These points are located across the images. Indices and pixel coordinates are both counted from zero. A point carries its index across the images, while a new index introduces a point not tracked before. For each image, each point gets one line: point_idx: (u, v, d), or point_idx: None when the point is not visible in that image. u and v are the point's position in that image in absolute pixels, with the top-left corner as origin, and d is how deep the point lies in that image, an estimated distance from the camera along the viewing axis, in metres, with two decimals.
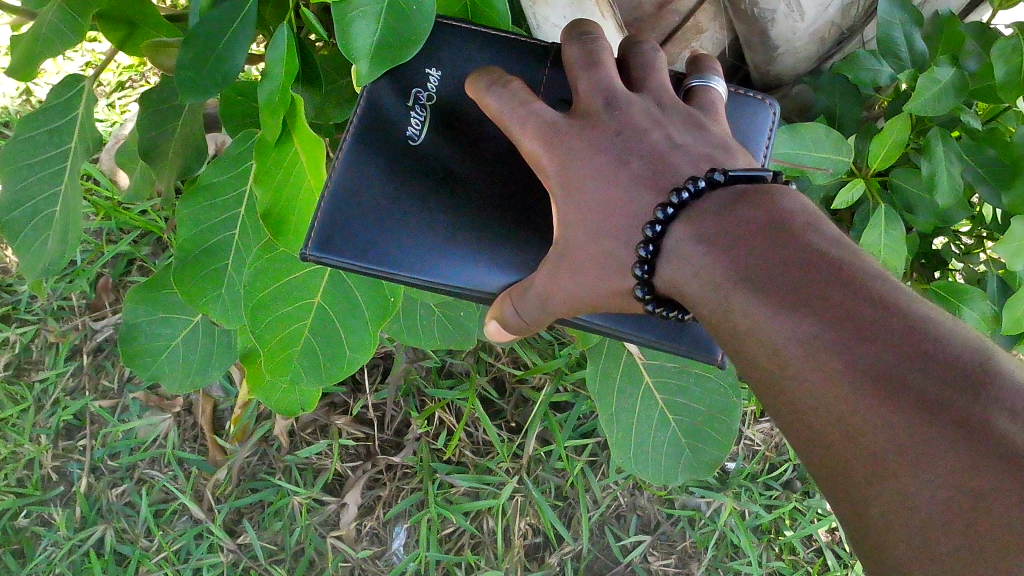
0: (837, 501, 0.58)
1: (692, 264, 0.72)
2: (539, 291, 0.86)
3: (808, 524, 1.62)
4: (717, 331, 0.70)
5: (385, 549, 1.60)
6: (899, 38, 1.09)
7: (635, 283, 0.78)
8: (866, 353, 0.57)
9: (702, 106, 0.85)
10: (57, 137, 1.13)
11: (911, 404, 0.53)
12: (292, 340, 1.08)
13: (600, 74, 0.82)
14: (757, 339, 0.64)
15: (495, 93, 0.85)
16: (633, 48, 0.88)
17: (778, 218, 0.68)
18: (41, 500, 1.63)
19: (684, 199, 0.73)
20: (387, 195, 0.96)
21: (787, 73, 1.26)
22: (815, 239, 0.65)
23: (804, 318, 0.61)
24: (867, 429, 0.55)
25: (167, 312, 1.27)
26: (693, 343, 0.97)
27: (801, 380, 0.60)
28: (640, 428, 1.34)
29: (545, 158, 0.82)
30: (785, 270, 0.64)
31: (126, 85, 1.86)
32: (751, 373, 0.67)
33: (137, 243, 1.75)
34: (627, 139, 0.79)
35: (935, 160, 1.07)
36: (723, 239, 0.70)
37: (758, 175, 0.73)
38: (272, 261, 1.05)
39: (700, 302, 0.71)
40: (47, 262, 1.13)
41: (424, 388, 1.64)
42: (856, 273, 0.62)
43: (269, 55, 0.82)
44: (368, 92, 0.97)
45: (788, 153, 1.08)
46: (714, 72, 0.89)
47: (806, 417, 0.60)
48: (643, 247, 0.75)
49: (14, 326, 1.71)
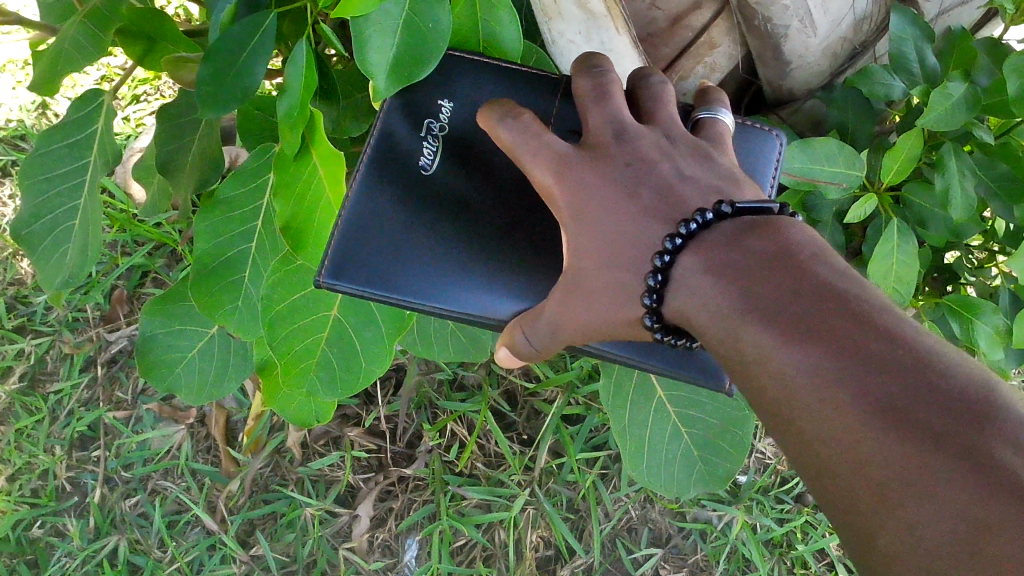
0: (844, 531, 0.58)
1: (701, 293, 0.73)
2: (550, 319, 0.86)
3: (819, 538, 1.62)
4: (727, 360, 0.70)
5: (397, 562, 1.60)
6: (910, 53, 1.10)
7: (645, 312, 0.78)
8: (872, 384, 0.58)
9: (710, 139, 0.87)
10: (75, 152, 1.14)
11: (914, 433, 0.54)
12: (307, 354, 1.09)
13: (609, 107, 0.84)
14: (765, 369, 0.65)
15: (507, 124, 0.85)
16: (642, 81, 0.89)
17: (787, 251, 0.70)
18: (55, 511, 1.64)
19: (692, 230, 0.75)
20: (398, 221, 0.97)
21: (800, 88, 1.27)
22: (824, 274, 0.66)
23: (812, 349, 0.62)
24: (871, 459, 0.55)
25: (183, 324, 1.28)
26: (703, 370, 0.98)
27: (809, 411, 0.61)
28: (653, 441, 1.35)
29: (556, 189, 0.82)
30: (793, 301, 0.65)
31: (140, 98, 1.88)
32: (759, 402, 0.67)
33: (151, 255, 1.76)
34: (636, 171, 0.80)
35: (947, 175, 1.07)
36: (733, 271, 0.71)
37: (765, 208, 0.76)
38: (290, 273, 1.05)
39: (710, 331, 0.72)
40: (66, 274, 1.14)
41: (436, 400, 1.65)
42: (864, 307, 0.63)
43: (289, 70, 0.82)
44: (382, 121, 0.99)
45: (800, 168, 1.09)
46: (721, 105, 0.90)
47: (813, 448, 0.61)
48: (652, 276, 0.76)
49: (29, 337, 1.73)
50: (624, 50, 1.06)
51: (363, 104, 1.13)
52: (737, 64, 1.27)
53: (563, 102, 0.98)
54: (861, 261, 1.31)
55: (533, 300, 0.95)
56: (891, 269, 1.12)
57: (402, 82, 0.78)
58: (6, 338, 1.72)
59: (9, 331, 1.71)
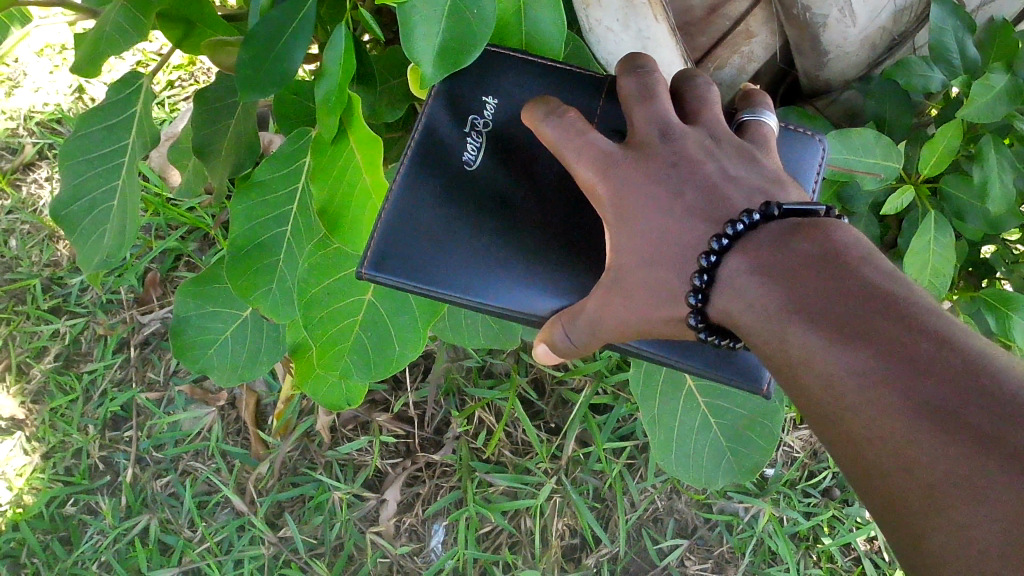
0: (894, 533, 0.58)
1: (746, 294, 0.72)
2: (589, 315, 0.86)
3: (847, 532, 1.61)
4: (772, 361, 0.70)
5: (423, 546, 1.61)
6: (951, 42, 1.09)
7: (688, 311, 0.78)
8: (921, 385, 0.57)
9: (753, 139, 0.87)
10: (114, 133, 1.16)
11: (963, 435, 0.54)
12: (340, 337, 1.10)
13: (653, 107, 0.84)
14: (811, 370, 0.65)
15: (551, 122, 0.86)
16: (687, 80, 0.89)
17: (833, 251, 0.69)
18: (88, 489, 1.66)
19: (739, 231, 0.74)
20: (439, 218, 0.97)
21: (837, 78, 1.26)
22: (870, 274, 0.66)
23: (859, 350, 0.61)
24: (922, 460, 0.55)
25: (218, 306, 1.30)
26: (738, 371, 0.98)
27: (859, 414, 0.61)
28: (682, 432, 1.35)
29: (600, 186, 0.83)
30: (840, 302, 0.65)
31: (175, 84, 1.89)
32: (806, 404, 0.67)
33: (184, 239, 1.78)
34: (683, 171, 0.80)
35: (987, 166, 1.06)
36: (778, 271, 0.71)
37: (811, 210, 0.75)
38: (324, 258, 1.06)
39: (755, 331, 0.72)
40: (104, 254, 1.15)
41: (465, 387, 1.65)
42: (911, 307, 0.62)
43: (327, 55, 0.83)
44: (426, 116, 0.99)
45: (837, 157, 1.08)
46: (765, 107, 0.90)
47: (863, 450, 0.60)
48: (698, 276, 0.75)
49: (64, 318, 1.76)
50: (663, 38, 1.05)
51: (399, 89, 1.14)
52: (774, 53, 1.26)
53: (605, 102, 0.99)
54: (896, 254, 1.29)
55: (570, 296, 0.96)
56: (928, 261, 1.11)
57: (450, 69, 0.78)
58: (42, 318, 1.75)
59: (44, 312, 1.75)
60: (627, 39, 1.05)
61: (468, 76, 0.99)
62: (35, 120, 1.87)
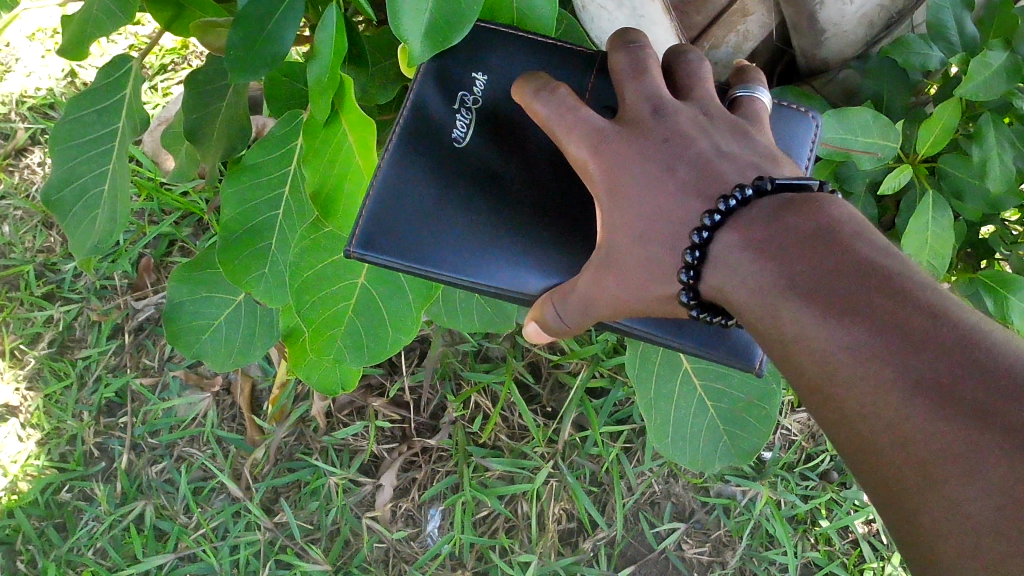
0: (889, 508, 0.57)
1: (739, 271, 0.71)
2: (582, 295, 0.85)
3: (845, 515, 1.61)
4: (765, 338, 0.69)
5: (419, 531, 1.60)
6: (950, 21, 1.08)
7: (680, 288, 0.77)
8: (917, 361, 0.56)
9: (746, 116, 0.85)
10: (106, 117, 1.14)
11: (961, 413, 0.53)
12: (333, 322, 1.09)
13: (645, 82, 0.82)
14: (804, 347, 0.64)
15: (543, 98, 0.85)
16: (679, 56, 0.88)
17: (826, 226, 0.68)
18: (83, 476, 1.65)
19: (731, 207, 0.73)
20: (429, 196, 0.95)
21: (834, 57, 1.24)
22: (864, 247, 0.65)
23: (853, 325, 0.60)
24: (918, 436, 0.54)
25: (210, 290, 1.28)
26: (733, 350, 0.97)
27: (852, 390, 0.60)
28: (678, 414, 1.34)
29: (592, 164, 0.82)
30: (834, 277, 0.64)
31: (168, 67, 1.88)
32: (798, 379, 0.66)
33: (178, 223, 1.77)
34: (674, 147, 0.78)
35: (985, 145, 1.05)
36: (770, 246, 0.69)
37: (804, 184, 0.73)
38: (316, 240, 1.04)
39: (747, 308, 0.70)
40: (95, 241, 1.13)
41: (460, 371, 1.64)
42: (906, 281, 0.61)
43: (317, 37, 0.81)
44: (414, 93, 0.98)
45: (834, 137, 1.07)
46: (759, 82, 0.89)
47: (857, 425, 0.59)
48: (689, 253, 0.74)
49: (58, 304, 1.75)
50: (656, 17, 1.03)
51: (390, 70, 1.12)
52: (769, 32, 1.24)
53: (596, 77, 0.97)
54: (893, 234, 1.28)
55: (563, 275, 0.94)
56: (926, 241, 1.10)
57: (436, 48, 0.77)
58: (36, 304, 1.74)
59: (38, 298, 1.74)
60: (621, 16, 1.03)
61: (458, 54, 0.98)
62: (27, 105, 1.86)
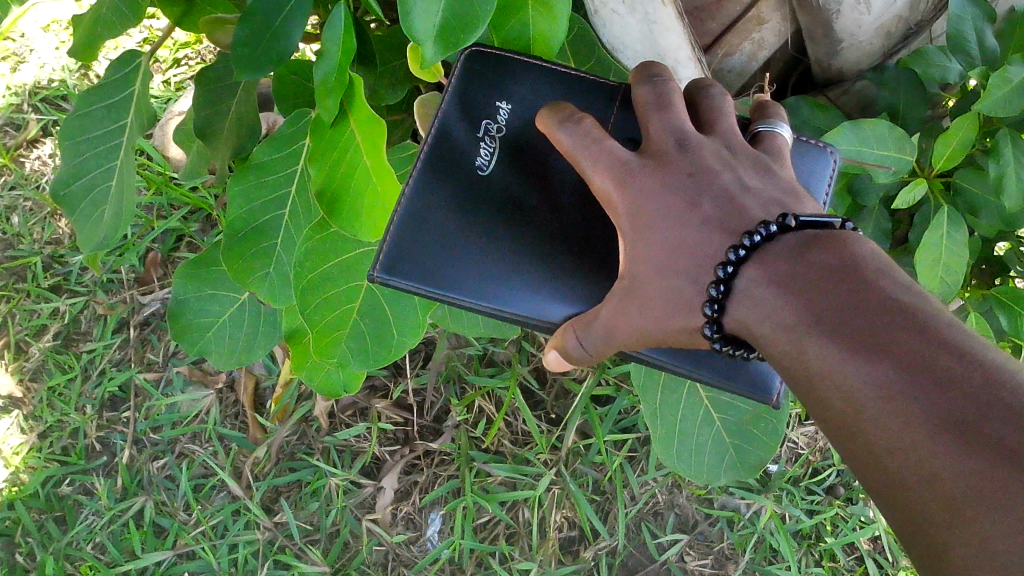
0: (915, 552, 0.55)
1: (764, 306, 0.70)
2: (604, 323, 0.83)
3: (850, 531, 1.59)
4: (790, 376, 0.67)
5: (419, 535, 1.59)
6: (970, 34, 1.06)
7: (704, 321, 0.75)
8: (942, 398, 0.54)
9: (768, 150, 0.84)
10: (114, 112, 1.11)
11: (988, 452, 0.51)
12: (338, 324, 1.07)
13: (669, 117, 0.81)
14: (829, 385, 0.62)
15: (568, 129, 0.83)
16: (702, 90, 0.86)
17: (851, 263, 0.66)
18: (84, 470, 1.64)
19: (756, 242, 0.72)
20: (452, 221, 0.94)
21: (850, 68, 1.23)
22: (890, 286, 0.63)
23: (879, 363, 0.59)
24: (943, 474, 0.52)
25: (217, 289, 1.27)
26: (750, 385, 0.96)
27: (878, 429, 0.58)
28: (685, 424, 1.33)
29: (615, 195, 0.80)
30: (860, 315, 0.62)
31: (181, 61, 1.87)
32: (824, 418, 0.64)
33: (186, 219, 1.77)
34: (699, 181, 0.77)
35: (1002, 162, 1.03)
36: (796, 282, 0.68)
37: (828, 221, 0.72)
38: (321, 240, 1.02)
39: (773, 345, 0.69)
40: (101, 235, 1.09)
41: (465, 375, 1.63)
42: (932, 320, 0.59)
43: (325, 35, 0.79)
44: (438, 120, 0.97)
45: (850, 151, 1.04)
46: (781, 118, 0.87)
47: (881, 465, 0.57)
48: (713, 288, 0.73)
49: (64, 296, 1.74)
50: (670, 22, 1.02)
51: (401, 71, 1.11)
52: (785, 41, 1.23)
53: (619, 109, 0.97)
54: (906, 250, 1.26)
55: (583, 304, 0.92)
56: (940, 257, 1.07)
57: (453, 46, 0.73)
58: (42, 297, 1.74)
59: (44, 290, 1.73)
60: (633, 21, 1.01)
61: (482, 81, 0.97)
62: (39, 96, 1.86)
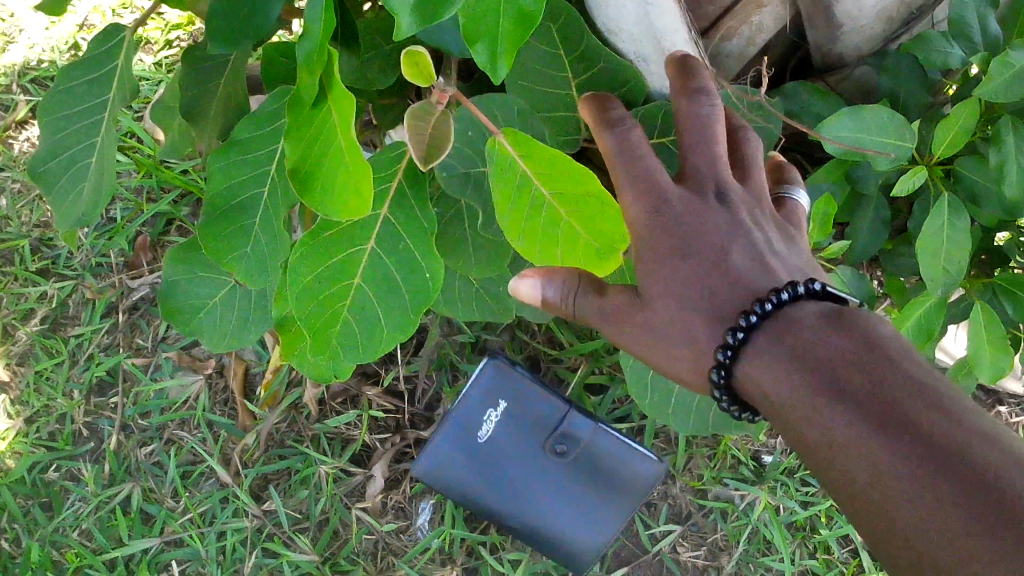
0: None
1: (781, 370, 0.74)
2: (604, 306, 0.88)
3: (845, 523, 1.58)
4: (806, 453, 0.71)
5: (409, 524, 1.58)
6: (972, 19, 1.04)
7: (711, 366, 0.80)
8: (962, 484, 0.58)
9: (786, 215, 0.93)
10: (95, 87, 1.04)
11: (1008, 532, 0.55)
12: (325, 323, 0.90)
13: (712, 148, 0.87)
14: (851, 455, 0.65)
15: (614, 132, 0.87)
16: (740, 134, 0.92)
17: (871, 340, 0.71)
18: (71, 455, 1.62)
19: (779, 302, 0.77)
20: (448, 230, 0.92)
21: (851, 53, 1.21)
22: (910, 367, 0.68)
23: (899, 440, 0.63)
24: (963, 548, 0.56)
25: (202, 272, 1.25)
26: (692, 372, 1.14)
27: (893, 505, 0.61)
28: (677, 415, 1.31)
29: (646, 213, 0.84)
30: (880, 388, 0.67)
31: (173, 43, 1.84)
32: (836, 494, 0.68)
33: (177, 203, 1.74)
34: (729, 228, 0.83)
35: (1004, 149, 1.01)
36: (813, 351, 0.73)
37: (842, 299, 0.79)
38: (309, 240, 0.88)
39: (786, 412, 0.72)
40: (84, 213, 1.04)
41: (457, 363, 1.61)
42: (950, 403, 0.64)
43: (309, 9, 0.74)
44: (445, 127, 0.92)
45: (850, 138, 1.01)
46: (797, 185, 0.98)
47: (895, 541, 0.61)
48: (723, 349, 0.78)
49: (53, 280, 1.72)
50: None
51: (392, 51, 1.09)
52: (784, 25, 1.21)
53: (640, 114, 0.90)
54: (904, 239, 1.24)
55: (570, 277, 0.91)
56: (941, 247, 1.05)
57: None
58: (30, 280, 1.71)
59: (32, 273, 1.71)
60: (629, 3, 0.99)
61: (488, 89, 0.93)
62: (28, 77, 1.83)
